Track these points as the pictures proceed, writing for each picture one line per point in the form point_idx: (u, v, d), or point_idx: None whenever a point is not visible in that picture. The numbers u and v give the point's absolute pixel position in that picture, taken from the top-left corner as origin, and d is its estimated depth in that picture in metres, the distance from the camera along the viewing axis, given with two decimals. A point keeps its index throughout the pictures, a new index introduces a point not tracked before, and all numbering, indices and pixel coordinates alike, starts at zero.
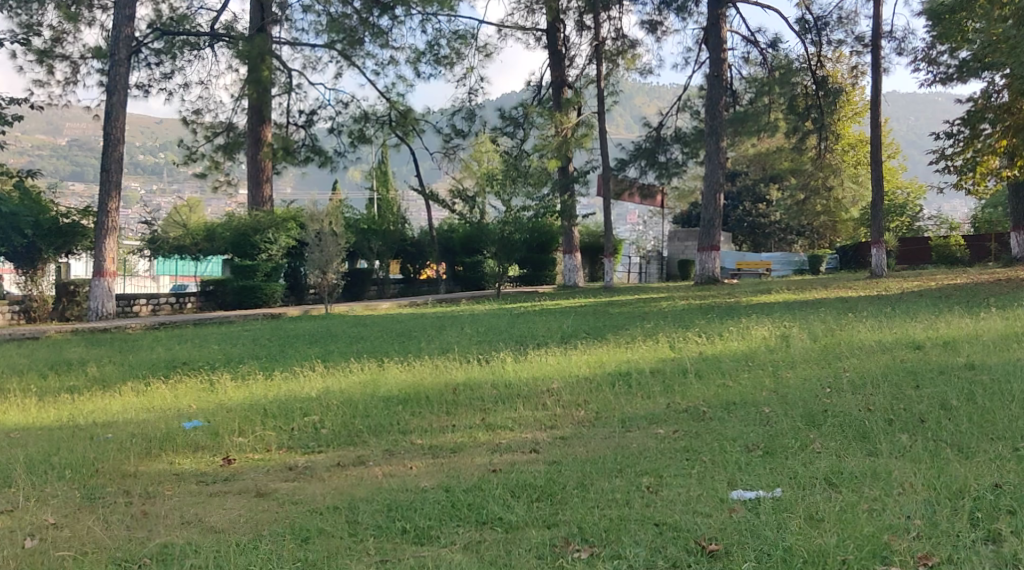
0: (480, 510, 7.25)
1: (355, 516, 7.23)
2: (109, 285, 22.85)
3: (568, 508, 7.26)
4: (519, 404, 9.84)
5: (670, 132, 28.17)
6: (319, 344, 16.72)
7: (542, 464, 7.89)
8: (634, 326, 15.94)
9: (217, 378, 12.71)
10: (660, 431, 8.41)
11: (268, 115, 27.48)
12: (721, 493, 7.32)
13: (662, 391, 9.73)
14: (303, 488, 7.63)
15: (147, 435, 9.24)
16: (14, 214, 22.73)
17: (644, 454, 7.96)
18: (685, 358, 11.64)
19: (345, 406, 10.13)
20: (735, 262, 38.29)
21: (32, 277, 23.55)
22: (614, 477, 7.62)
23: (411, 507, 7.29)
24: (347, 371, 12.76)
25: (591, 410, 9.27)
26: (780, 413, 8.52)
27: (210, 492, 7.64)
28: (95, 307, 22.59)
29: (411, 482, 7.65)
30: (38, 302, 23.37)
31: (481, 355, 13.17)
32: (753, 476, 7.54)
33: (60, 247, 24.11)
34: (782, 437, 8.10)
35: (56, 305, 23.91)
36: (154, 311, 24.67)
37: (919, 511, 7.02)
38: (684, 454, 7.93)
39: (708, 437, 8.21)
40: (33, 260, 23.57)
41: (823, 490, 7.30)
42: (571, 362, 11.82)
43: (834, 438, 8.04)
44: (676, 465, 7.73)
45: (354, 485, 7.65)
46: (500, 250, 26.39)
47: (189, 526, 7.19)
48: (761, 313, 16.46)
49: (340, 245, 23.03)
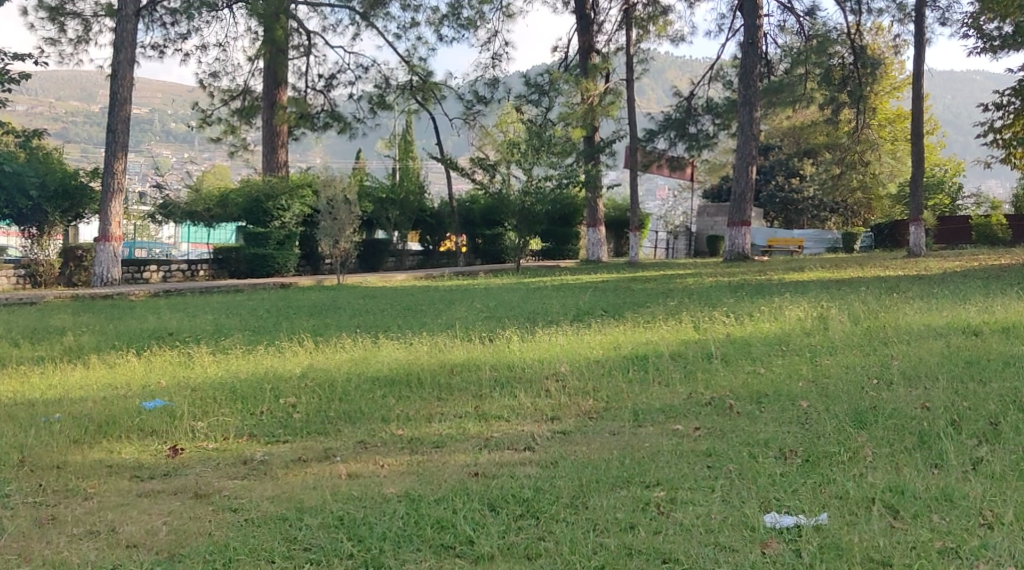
0: (452, 530, 6.10)
1: (297, 534, 6.10)
2: (115, 250, 21.78)
3: (558, 530, 6.10)
4: (519, 390, 8.70)
5: (701, 102, 26.96)
6: (319, 315, 15.61)
7: (535, 467, 6.74)
8: (657, 302, 14.77)
9: (197, 351, 11.61)
10: (679, 427, 7.23)
11: (284, 79, 26.26)
12: (751, 519, 6.13)
13: (682, 378, 8.52)
14: (250, 489, 6.53)
15: (106, 414, 8.15)
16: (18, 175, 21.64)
17: (659, 458, 6.79)
18: (712, 340, 10.46)
19: (330, 389, 9.00)
20: (765, 239, 36.92)
21: (38, 240, 22.47)
22: (617, 490, 6.45)
23: (367, 523, 6.16)
24: (340, 347, 11.62)
25: (602, 400, 8.08)
26: (822, 410, 7.30)
27: (139, 494, 6.51)
28: (100, 272, 21.55)
29: (376, 488, 6.51)
30: (44, 266, 22.27)
31: (485, 332, 12.02)
32: (784, 492, 6.36)
33: (66, 210, 23.05)
34: (826, 441, 6.89)
35: (63, 271, 22.82)
36: (164, 278, 23.62)
37: (1006, 552, 5.83)
38: (706, 459, 6.75)
39: (734, 437, 7.02)
40: (39, 223, 22.52)
41: (880, 518, 6.11)
42: (585, 343, 10.66)
43: (888, 444, 6.83)
44: (692, 473, 6.57)
45: (308, 490, 6.51)
46: (520, 222, 25.23)
47: (97, 538, 6.09)
48: (796, 290, 15.24)
49: (354, 214, 21.77)
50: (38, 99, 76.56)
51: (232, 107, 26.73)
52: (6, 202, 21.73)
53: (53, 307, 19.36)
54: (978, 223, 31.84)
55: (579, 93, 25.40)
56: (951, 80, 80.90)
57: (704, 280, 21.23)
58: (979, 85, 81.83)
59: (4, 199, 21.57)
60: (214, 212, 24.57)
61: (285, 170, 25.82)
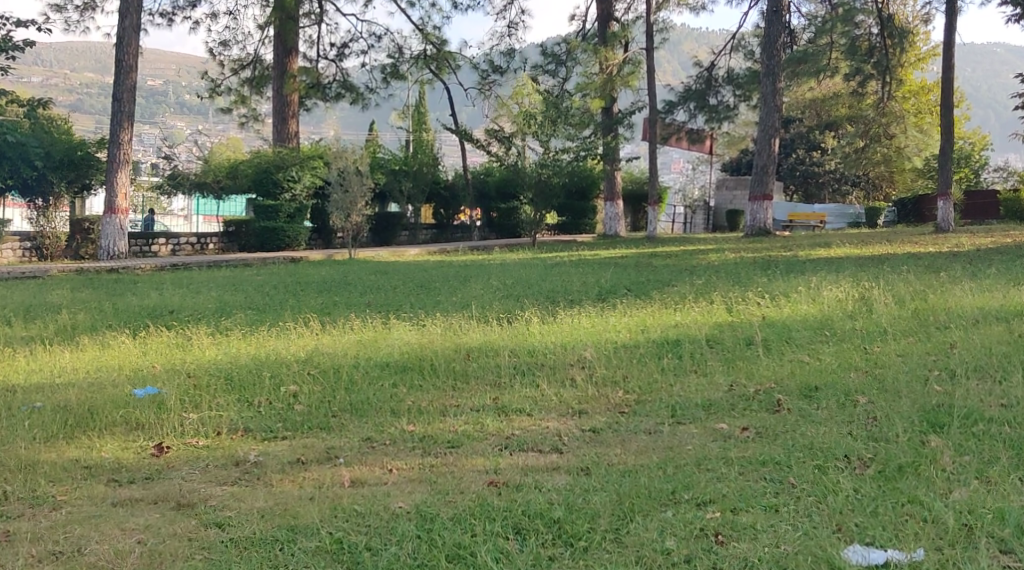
0: (470, 560, 5.37)
1: (292, 562, 5.37)
2: (121, 222, 21.07)
3: (594, 560, 5.36)
4: (542, 378, 7.99)
5: (722, 73, 26.16)
6: (329, 292, 14.89)
7: (566, 477, 6.02)
8: (684, 281, 13.99)
9: (197, 332, 10.87)
10: (724, 426, 6.51)
11: (295, 48, 25.36)
12: (820, 547, 5.37)
13: (721, 368, 7.79)
14: (241, 500, 5.83)
15: (94, 402, 7.44)
16: (23, 144, 20.84)
17: (703, 467, 6.06)
18: (748, 325, 9.70)
19: (337, 377, 8.30)
20: (787, 214, 36.06)
21: (44, 212, 21.69)
22: (661, 508, 5.70)
23: (373, 549, 5.44)
24: (348, 328, 10.90)
25: (631, 390, 7.38)
26: (888, 409, 6.56)
27: (114, 504, 5.83)
28: (106, 246, 20.87)
29: (383, 501, 5.79)
30: (50, 238, 21.64)
31: (503, 313, 11.28)
32: (847, 510, 5.62)
33: (72, 181, 22.28)
34: (898, 447, 6.15)
35: (70, 242, 22.18)
36: (173, 251, 22.92)
37: None
38: (758, 470, 6.01)
39: (787, 440, 6.31)
40: (44, 193, 21.74)
41: (980, 548, 5.33)
42: (610, 327, 9.89)
43: (970, 450, 6.10)
44: (742, 487, 5.85)
45: (305, 503, 5.79)
46: (536, 195, 24.18)
47: (63, 560, 5.39)
48: (830, 268, 14.44)
49: (366, 186, 21.02)
50: (50, 71, 75.82)
51: (242, 77, 25.92)
52: (10, 173, 20.96)
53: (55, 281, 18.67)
54: (1008, 198, 30.93)
55: (597, 62, 25.13)
56: (973, 53, 79.50)
57: (728, 256, 20.42)
58: (1001, 58, 80.46)
59: (8, 169, 20.81)
60: (224, 184, 23.82)
61: (297, 141, 24.94)
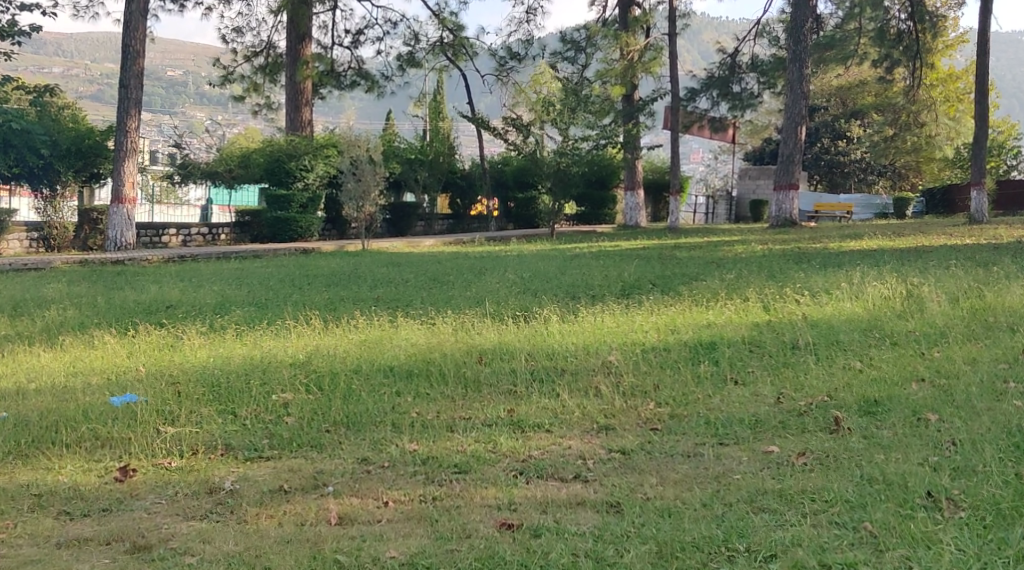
0: None
1: None
2: (129, 212, 20.26)
3: None
4: (562, 387, 7.17)
5: (746, 59, 25.05)
6: (339, 286, 14.11)
7: (595, 517, 5.25)
8: (712, 276, 13.14)
9: (193, 330, 10.08)
10: (775, 451, 5.74)
11: (308, 34, 24.54)
12: None
13: (765, 377, 6.98)
14: (208, 542, 5.13)
15: (64, 411, 6.71)
16: (28, 132, 20.07)
17: (755, 506, 5.28)
18: (789, 326, 8.84)
19: (334, 386, 7.43)
20: (812, 205, 35.07)
21: (52, 201, 20.57)
22: (705, 562, 4.94)
23: None
24: (355, 326, 10.10)
25: (664, 402, 6.56)
26: (969, 433, 5.75)
27: (61, 544, 5.18)
28: (114, 236, 20.12)
29: (373, 548, 5.06)
30: (58, 229, 20.54)
31: (518, 311, 10.44)
32: None
33: (80, 170, 21.50)
34: (987, 483, 5.33)
35: (79, 234, 21.13)
36: (184, 243, 22.14)
37: None
38: (821, 510, 5.23)
39: (844, 471, 5.53)
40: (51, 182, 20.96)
41: None
42: (635, 327, 9.07)
43: None
44: (792, 534, 5.08)
45: (280, 549, 5.08)
46: (555, 184, 23.05)
47: None
48: (869, 262, 13.56)
49: (379, 176, 20.17)
50: (72, 63, 75.49)
51: (255, 64, 25.07)
52: (15, 161, 20.22)
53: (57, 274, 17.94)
54: None
55: (617, 48, 24.20)
56: (1001, 43, 77.99)
57: (754, 248, 19.55)
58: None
59: (12, 158, 20.10)
60: (235, 173, 23.03)
61: (311, 130, 24.11)
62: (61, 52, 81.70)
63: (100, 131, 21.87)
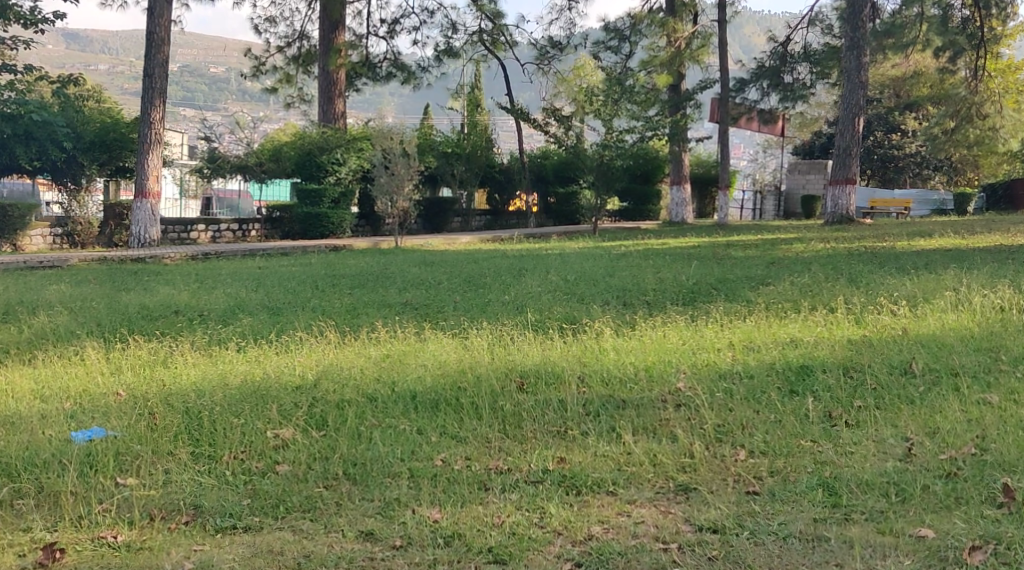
0: None
1: None
2: (154, 207, 18.84)
3: None
4: (624, 416, 5.98)
5: (798, 48, 23.09)
6: (366, 289, 12.66)
7: None
8: (781, 281, 11.61)
9: (190, 344, 8.66)
10: (930, 535, 4.88)
11: (342, 22, 23.17)
12: None
13: (889, 406, 5.87)
14: None
15: (5, 448, 5.74)
16: (48, 124, 18.61)
17: None
18: (892, 344, 7.43)
19: (340, 418, 6.04)
20: (866, 201, 33.31)
21: (76, 195, 19.29)
22: None
23: None
24: (378, 340, 8.66)
25: (757, 452, 5.52)
26: None
27: None
28: (138, 233, 18.73)
29: None
30: (82, 224, 19.02)
31: (565, 323, 9.01)
32: None
33: (105, 162, 19.88)
34: None
35: (104, 230, 19.54)
36: (212, 238, 20.85)
37: None
38: None
39: None
40: (75, 176, 19.39)
41: None
42: (703, 344, 7.65)
43: None
44: None
45: None
46: (597, 180, 21.18)
47: None
48: (961, 266, 11.95)
49: (414, 168, 18.69)
50: (108, 60, 74.66)
51: (288, 55, 23.77)
52: (37, 155, 18.79)
53: (71, 273, 16.60)
54: None
55: (664, 36, 22.52)
56: None
57: (816, 247, 18.01)
58: None
59: (34, 152, 18.66)
60: (266, 167, 21.37)
61: (344, 122, 22.80)
62: (106, 50, 81.16)
63: (129, 122, 20.15)
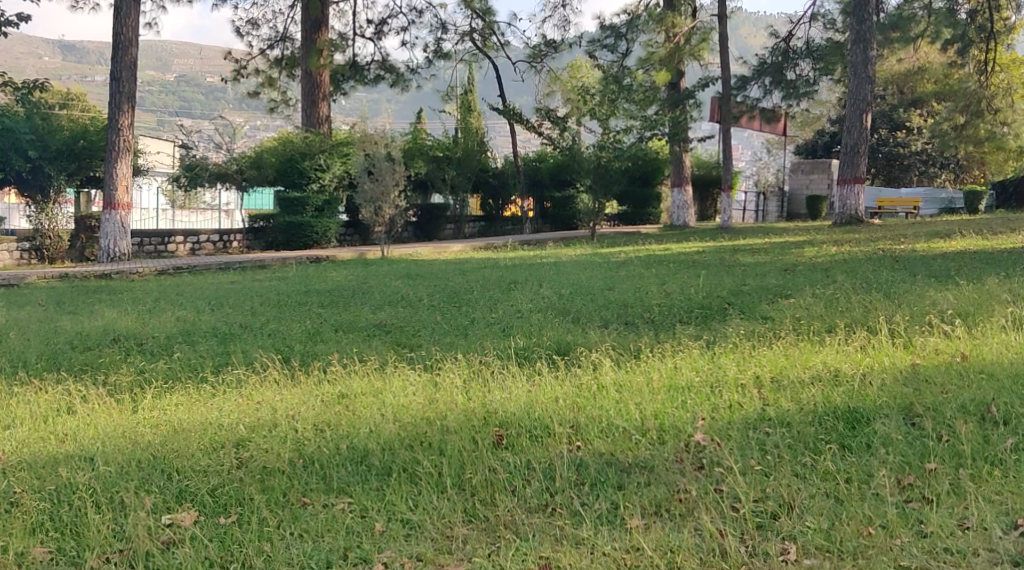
0: None
1: None
2: (124, 219, 17.16)
3: None
4: (631, 491, 4.97)
5: (800, 44, 21.36)
6: (336, 309, 11.11)
7: None
8: (801, 293, 10.14)
9: (109, 389, 7.13)
10: None
11: (325, 21, 21.69)
12: None
13: (971, 476, 4.91)
14: None
15: None
16: (9, 131, 16.88)
17: None
18: (955, 373, 6.07)
19: (252, 498, 5.12)
20: (873, 201, 31.91)
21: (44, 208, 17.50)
22: None
23: None
24: (334, 377, 7.20)
25: (811, 549, 4.59)
26: None
27: None
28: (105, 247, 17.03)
29: None
30: (51, 239, 17.44)
31: (558, 353, 7.56)
32: None
33: (73, 173, 18.04)
34: None
35: (75, 243, 18.02)
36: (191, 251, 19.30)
37: None
38: None
39: None
40: (41, 187, 17.66)
41: None
42: (724, 378, 6.24)
43: None
44: None
45: None
46: (594, 183, 19.96)
47: None
48: (1001, 275, 10.52)
49: (399, 174, 17.24)
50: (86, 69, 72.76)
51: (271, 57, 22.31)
52: None
53: (27, 293, 14.99)
54: None
55: (662, 31, 20.72)
56: None
57: (830, 251, 16.66)
58: None
59: None
60: (246, 174, 19.93)
61: (328, 127, 21.05)
62: (93, 54, 79.14)
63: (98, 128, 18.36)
